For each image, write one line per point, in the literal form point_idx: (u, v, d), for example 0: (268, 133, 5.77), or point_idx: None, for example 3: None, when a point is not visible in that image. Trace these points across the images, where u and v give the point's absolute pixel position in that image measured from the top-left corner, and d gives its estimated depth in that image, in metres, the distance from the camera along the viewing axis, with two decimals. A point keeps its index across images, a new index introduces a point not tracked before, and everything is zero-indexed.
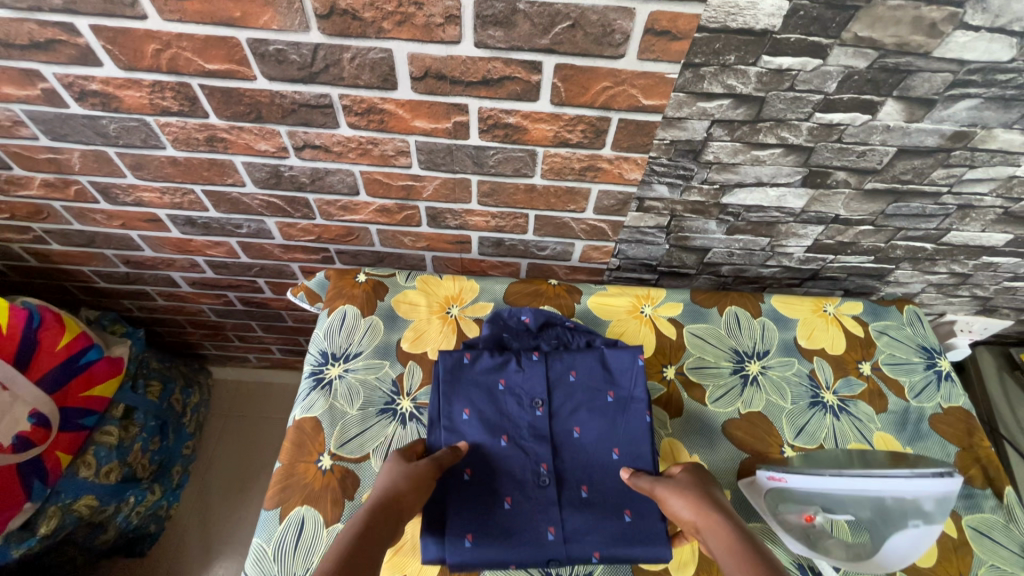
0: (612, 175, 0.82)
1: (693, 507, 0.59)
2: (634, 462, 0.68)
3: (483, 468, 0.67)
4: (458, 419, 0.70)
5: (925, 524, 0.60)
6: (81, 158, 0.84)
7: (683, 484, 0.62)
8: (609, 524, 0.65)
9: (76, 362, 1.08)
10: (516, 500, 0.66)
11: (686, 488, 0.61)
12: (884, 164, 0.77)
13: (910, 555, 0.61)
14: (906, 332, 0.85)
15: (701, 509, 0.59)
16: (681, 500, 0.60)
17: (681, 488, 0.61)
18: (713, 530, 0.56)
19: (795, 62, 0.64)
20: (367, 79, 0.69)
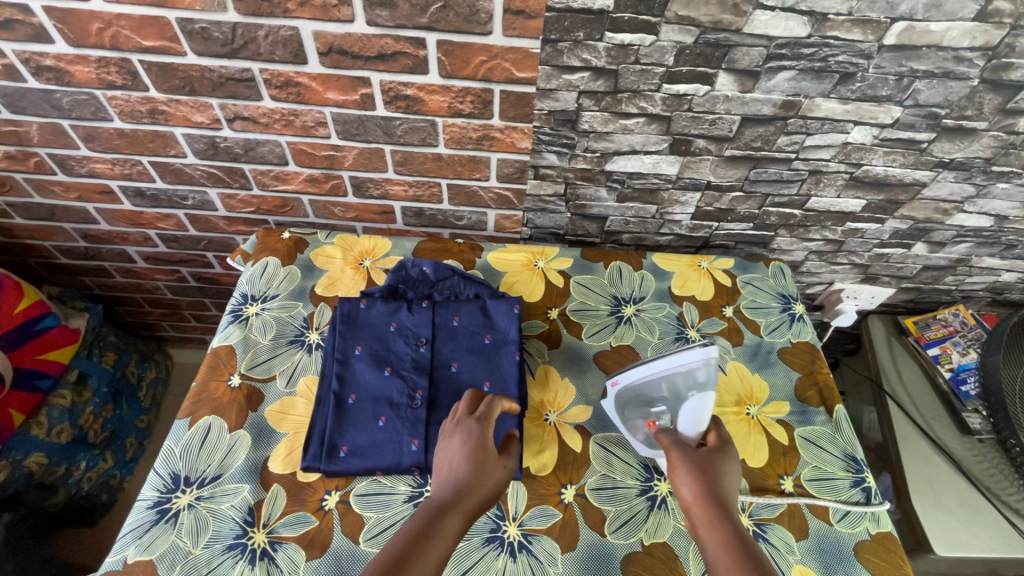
0: (505, 144, 0.94)
1: (697, 487, 0.58)
2: (501, 393, 0.76)
3: (365, 393, 0.74)
4: (348, 351, 0.77)
5: (699, 394, 0.67)
6: (39, 130, 0.96)
7: (695, 461, 0.61)
8: None
9: (33, 327, 1.17)
10: (390, 419, 0.72)
11: (698, 467, 0.60)
12: (734, 131, 0.90)
13: (701, 431, 0.67)
14: (768, 282, 0.97)
15: (703, 494, 0.58)
16: (690, 480, 0.59)
17: (695, 466, 0.61)
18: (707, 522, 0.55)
19: (634, 38, 0.77)
20: (281, 54, 0.81)
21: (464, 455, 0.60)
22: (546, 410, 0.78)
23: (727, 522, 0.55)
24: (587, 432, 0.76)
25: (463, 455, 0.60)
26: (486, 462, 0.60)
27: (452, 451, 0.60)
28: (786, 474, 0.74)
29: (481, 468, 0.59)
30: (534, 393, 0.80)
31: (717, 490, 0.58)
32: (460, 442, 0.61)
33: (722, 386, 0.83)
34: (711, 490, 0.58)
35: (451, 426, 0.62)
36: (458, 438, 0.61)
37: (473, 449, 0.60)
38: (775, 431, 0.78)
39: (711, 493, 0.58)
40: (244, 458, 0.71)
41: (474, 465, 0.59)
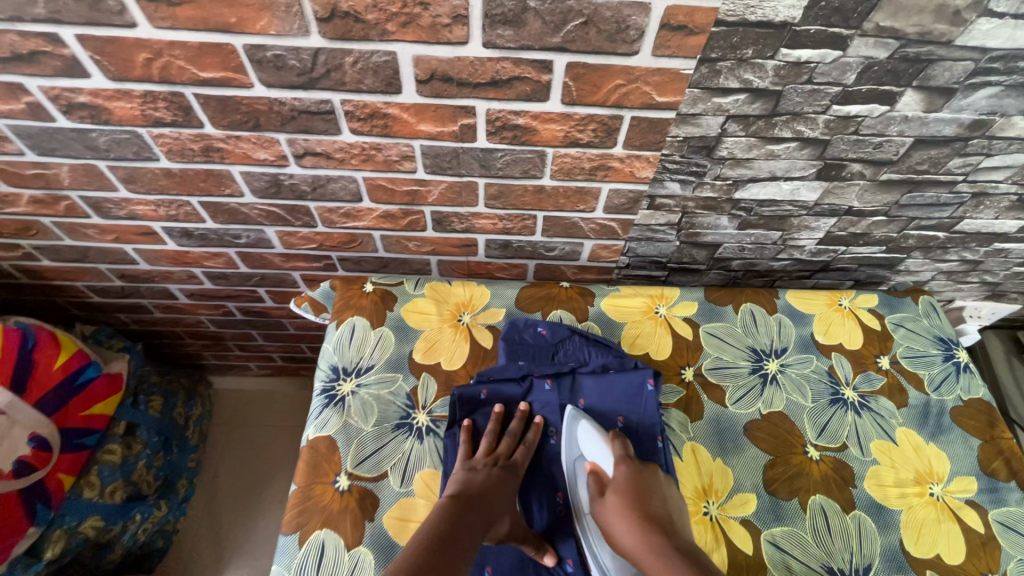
0: (623, 174, 0.79)
1: (641, 540, 0.57)
2: None
3: None
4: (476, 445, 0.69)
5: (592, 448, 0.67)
6: (71, 172, 0.81)
7: (626, 512, 0.60)
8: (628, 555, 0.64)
9: (74, 382, 1.05)
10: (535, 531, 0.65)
11: (632, 520, 0.59)
12: (900, 154, 0.76)
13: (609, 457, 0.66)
14: (923, 324, 0.84)
15: (650, 546, 0.56)
16: (633, 531, 0.58)
17: (630, 518, 0.59)
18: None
19: (815, 54, 0.62)
20: (370, 83, 0.66)
21: (490, 481, 0.63)
22: (704, 501, 0.68)
23: (691, 572, 0.53)
24: (755, 528, 0.66)
25: (492, 483, 0.62)
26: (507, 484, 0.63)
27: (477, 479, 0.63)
28: (990, 572, 0.65)
29: (503, 490, 0.63)
30: (687, 480, 0.69)
31: (666, 537, 0.57)
32: (487, 475, 0.63)
33: (896, 460, 0.72)
34: (659, 540, 0.56)
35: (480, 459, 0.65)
36: (484, 470, 0.64)
37: (502, 473, 0.64)
38: (968, 516, 0.68)
39: (659, 548, 0.56)
40: None
41: (499, 482, 0.63)
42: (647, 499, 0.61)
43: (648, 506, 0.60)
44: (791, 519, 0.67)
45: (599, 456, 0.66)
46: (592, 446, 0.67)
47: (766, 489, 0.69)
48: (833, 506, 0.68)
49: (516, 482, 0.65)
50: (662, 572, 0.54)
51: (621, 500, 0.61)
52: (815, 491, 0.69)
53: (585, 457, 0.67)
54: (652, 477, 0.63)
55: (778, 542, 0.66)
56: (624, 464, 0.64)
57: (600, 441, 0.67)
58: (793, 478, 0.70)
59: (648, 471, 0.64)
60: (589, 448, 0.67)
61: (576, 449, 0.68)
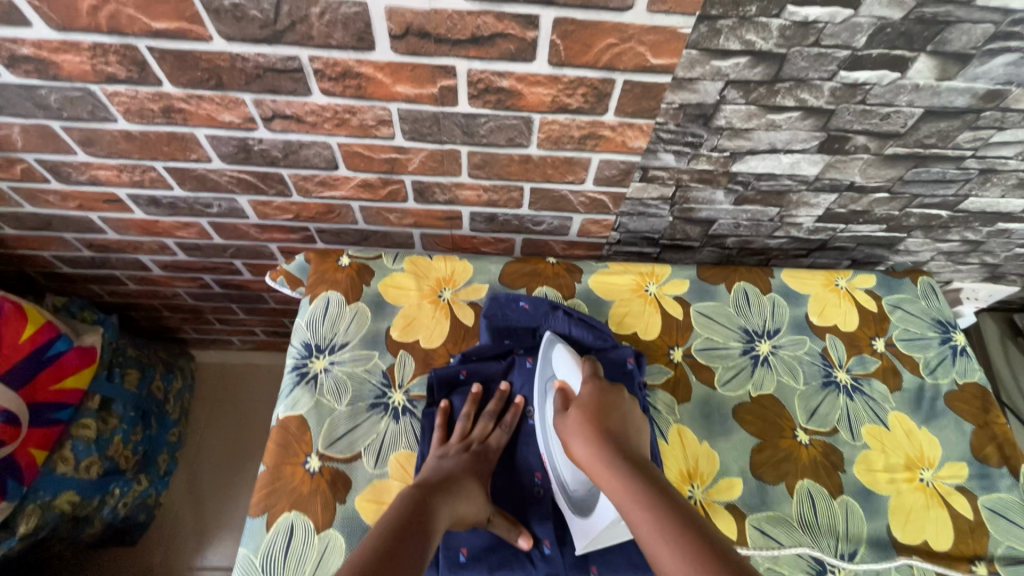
0: (614, 144, 0.75)
1: (595, 454, 0.55)
2: None
3: None
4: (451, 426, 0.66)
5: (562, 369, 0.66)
6: (23, 133, 0.75)
7: (583, 425, 0.58)
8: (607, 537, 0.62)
9: (43, 355, 1.01)
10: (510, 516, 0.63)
11: (587, 432, 0.57)
12: (908, 127, 0.71)
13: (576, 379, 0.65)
14: (920, 306, 0.82)
15: (603, 460, 0.55)
16: (587, 446, 0.56)
17: (585, 432, 0.57)
18: (622, 495, 0.51)
19: (823, 13, 0.57)
20: (340, 38, 0.61)
21: (460, 464, 0.61)
22: (689, 485, 0.66)
23: (640, 485, 0.51)
24: (740, 513, 0.64)
25: (462, 467, 0.60)
26: (478, 470, 0.61)
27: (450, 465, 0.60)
28: (977, 559, 0.64)
29: (473, 474, 0.60)
30: (671, 464, 0.67)
31: (620, 450, 0.55)
32: (460, 461, 0.61)
33: (887, 445, 0.70)
34: (612, 454, 0.55)
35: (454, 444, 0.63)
36: (456, 455, 0.62)
37: (473, 458, 0.62)
38: (957, 503, 0.67)
39: (609, 461, 0.54)
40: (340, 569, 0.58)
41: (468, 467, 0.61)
42: (606, 411, 0.59)
43: (606, 419, 0.58)
44: (776, 504, 0.65)
45: (570, 375, 0.65)
46: (564, 366, 0.65)
47: (753, 473, 0.67)
48: (821, 492, 0.66)
49: (488, 468, 0.62)
50: (613, 484, 0.53)
51: (580, 415, 0.59)
52: (803, 476, 0.67)
53: (557, 376, 0.66)
54: (616, 396, 0.61)
55: (765, 528, 0.64)
56: (589, 382, 0.62)
57: (573, 362, 0.65)
58: (781, 463, 0.68)
59: (614, 389, 0.61)
60: (560, 368, 0.66)
61: (548, 369, 0.67)
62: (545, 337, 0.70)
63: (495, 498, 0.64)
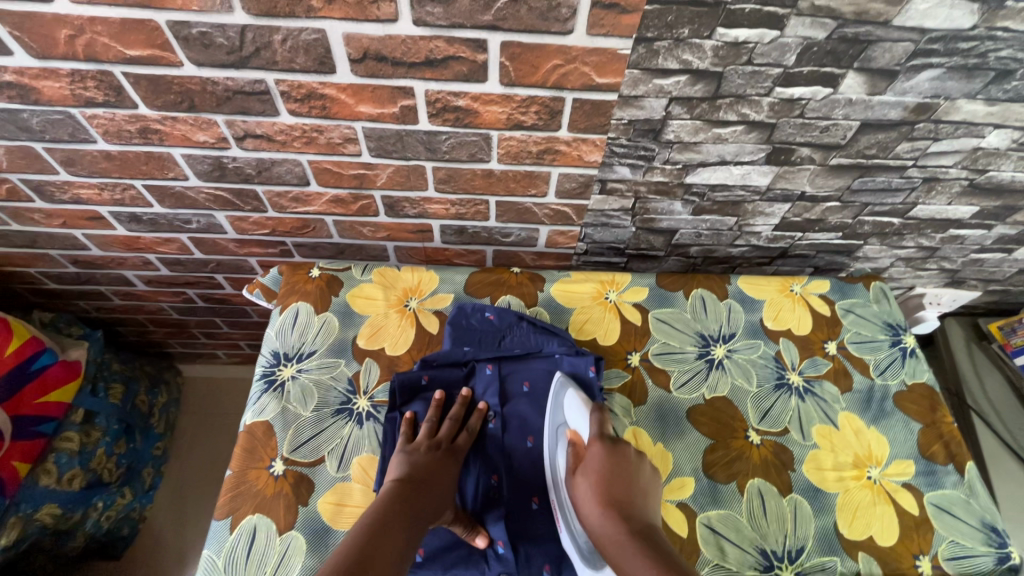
0: (571, 158, 0.78)
1: (601, 525, 0.55)
2: None
3: None
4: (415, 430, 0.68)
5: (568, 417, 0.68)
6: (7, 155, 0.79)
7: (591, 495, 0.57)
8: (562, 533, 0.64)
9: (28, 369, 1.03)
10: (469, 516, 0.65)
11: (594, 503, 0.57)
12: (848, 138, 0.75)
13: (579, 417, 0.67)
14: (873, 309, 0.85)
15: (612, 533, 0.54)
16: (595, 516, 0.56)
17: (594, 502, 0.57)
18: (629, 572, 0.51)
19: (752, 34, 0.61)
20: (302, 62, 0.65)
21: (429, 460, 0.62)
22: None
23: (644, 557, 0.51)
24: (691, 512, 0.66)
25: (428, 465, 0.62)
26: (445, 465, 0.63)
27: (419, 462, 0.61)
28: (921, 553, 0.66)
29: (441, 472, 0.62)
30: None
31: (629, 520, 0.54)
32: (431, 458, 0.62)
33: (836, 444, 0.72)
34: (620, 525, 0.54)
35: (425, 442, 0.64)
36: (423, 451, 0.63)
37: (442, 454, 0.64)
38: (903, 499, 0.69)
39: (617, 533, 0.54)
40: (300, 568, 0.60)
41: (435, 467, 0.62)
42: (613, 480, 0.58)
43: (614, 487, 0.58)
44: (727, 502, 0.67)
45: (580, 425, 0.66)
46: (575, 415, 0.67)
47: (704, 473, 0.69)
48: (770, 490, 0.68)
49: (454, 465, 0.64)
50: (619, 557, 0.52)
51: (588, 483, 0.58)
52: (754, 475, 0.69)
53: (569, 426, 0.68)
54: (626, 460, 0.60)
55: (714, 525, 0.66)
56: (596, 441, 0.61)
57: (581, 410, 0.66)
58: (732, 462, 0.70)
59: (620, 448, 0.61)
60: (571, 416, 0.67)
61: (559, 416, 0.69)
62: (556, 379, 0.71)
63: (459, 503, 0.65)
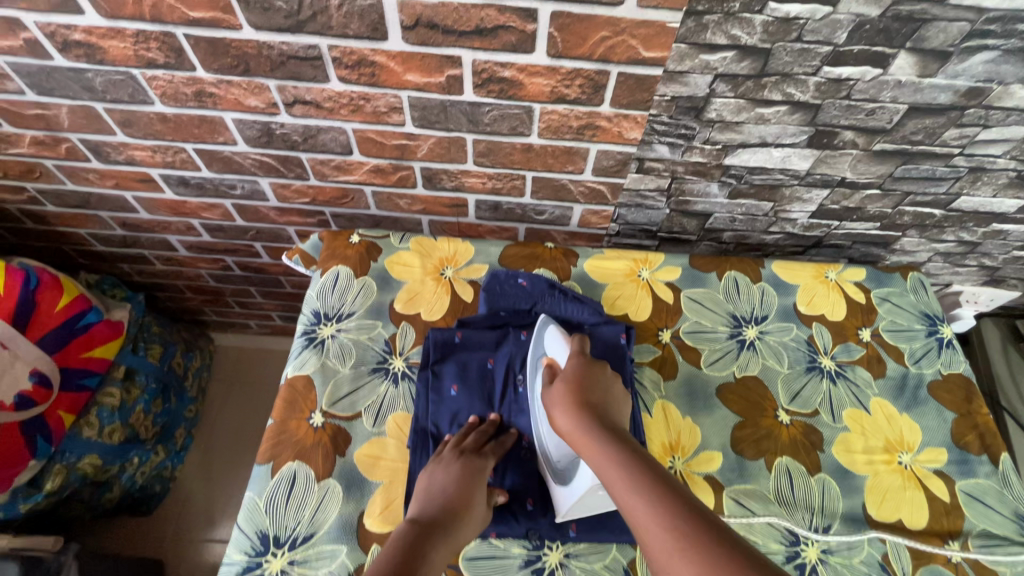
0: (611, 134, 0.79)
1: (575, 425, 0.58)
2: None
3: None
4: (447, 390, 0.70)
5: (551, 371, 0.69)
6: (70, 114, 0.83)
7: (563, 398, 0.61)
8: None
9: (75, 325, 1.08)
10: (499, 475, 0.66)
11: (568, 405, 0.60)
12: (894, 123, 0.74)
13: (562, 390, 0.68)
14: (910, 299, 0.84)
15: (583, 431, 0.57)
16: (567, 416, 0.59)
17: (565, 404, 0.60)
18: (594, 455, 0.55)
19: (804, 9, 0.61)
20: (356, 28, 0.67)
21: (456, 474, 0.61)
22: (670, 456, 0.69)
23: (613, 445, 0.55)
24: (718, 485, 0.67)
25: (453, 478, 0.60)
26: (474, 477, 0.60)
27: (445, 480, 0.60)
28: (950, 539, 0.66)
29: (471, 483, 0.60)
30: (655, 436, 0.70)
31: (601, 420, 0.58)
32: (458, 470, 0.61)
33: (867, 428, 0.72)
34: (592, 425, 0.58)
35: (451, 456, 0.63)
36: (448, 464, 0.62)
37: (469, 463, 0.62)
38: (933, 485, 0.69)
39: (587, 426, 0.57)
40: (336, 513, 0.62)
41: (463, 480, 0.60)
42: (588, 387, 0.62)
43: (587, 393, 0.61)
44: (754, 478, 0.68)
45: (558, 352, 0.68)
46: (554, 343, 0.68)
47: (732, 449, 0.70)
48: (798, 468, 0.69)
49: (484, 473, 0.62)
50: (589, 447, 0.56)
51: (562, 387, 0.62)
52: (782, 454, 0.70)
53: (546, 354, 0.69)
54: (597, 369, 0.64)
55: (741, 500, 0.66)
56: (574, 357, 0.65)
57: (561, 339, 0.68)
58: (761, 440, 0.70)
59: (596, 365, 0.65)
60: (550, 346, 0.69)
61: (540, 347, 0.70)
62: (539, 320, 0.73)
63: (494, 483, 0.66)
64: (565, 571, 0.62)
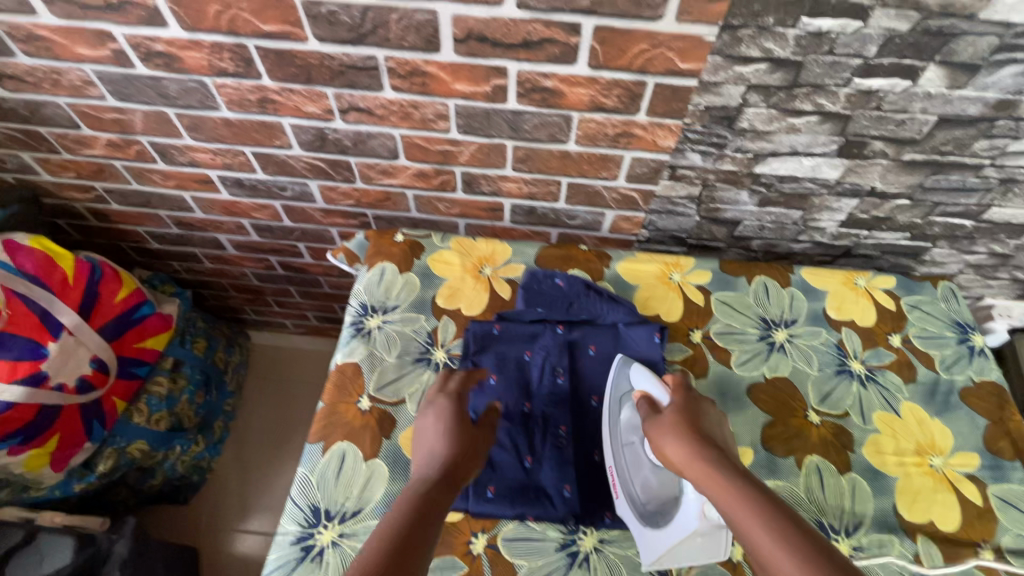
0: (645, 142, 0.83)
1: (682, 444, 0.61)
2: None
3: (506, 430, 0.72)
4: (487, 379, 0.74)
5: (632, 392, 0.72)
6: (143, 118, 0.90)
7: (677, 424, 0.63)
8: None
9: (132, 316, 1.14)
10: (536, 460, 0.69)
11: (676, 432, 0.62)
12: (923, 133, 0.77)
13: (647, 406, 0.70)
14: (940, 307, 0.85)
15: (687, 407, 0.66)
16: (676, 441, 0.61)
17: (678, 429, 0.62)
18: (712, 486, 0.56)
19: (835, 24, 0.64)
20: (412, 41, 0.72)
21: (439, 414, 0.64)
22: None
23: (730, 477, 0.55)
24: None
25: (438, 419, 0.64)
26: (467, 442, 0.62)
27: (431, 423, 0.64)
28: (982, 542, 0.66)
29: (452, 421, 0.63)
30: None
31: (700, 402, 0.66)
32: (438, 413, 0.64)
33: (898, 431, 0.73)
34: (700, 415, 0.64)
35: (430, 400, 0.66)
36: (430, 407, 0.65)
37: (456, 423, 0.63)
38: (966, 489, 0.69)
39: (702, 454, 0.59)
40: (384, 491, 0.66)
41: (454, 444, 0.61)
42: (695, 415, 0.64)
43: (693, 422, 0.63)
44: (784, 475, 0.69)
45: (649, 387, 0.70)
46: (638, 377, 0.71)
47: (763, 446, 0.71)
48: (829, 466, 0.70)
49: (461, 406, 0.65)
50: (706, 477, 0.57)
51: (672, 416, 0.64)
52: (813, 452, 0.71)
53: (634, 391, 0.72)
54: (697, 403, 0.66)
55: (771, 494, 0.68)
56: (682, 388, 0.67)
57: (652, 378, 0.70)
58: (791, 438, 0.72)
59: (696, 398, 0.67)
60: (640, 381, 0.71)
61: (624, 384, 0.73)
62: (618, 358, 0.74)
63: (534, 468, 0.69)
64: (600, 556, 0.65)
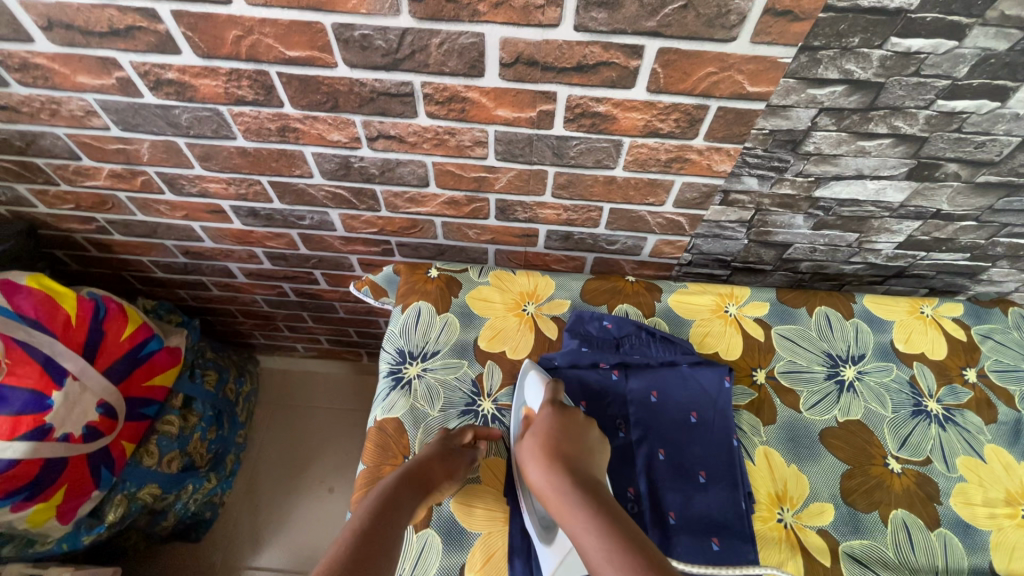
0: (699, 167, 0.77)
1: (546, 480, 0.59)
2: (722, 489, 0.65)
3: None
4: (517, 408, 0.71)
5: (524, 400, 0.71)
6: (151, 148, 0.83)
7: (538, 454, 0.62)
8: (696, 551, 0.62)
9: (139, 354, 1.07)
10: None
11: (539, 460, 0.61)
12: (1003, 155, 0.71)
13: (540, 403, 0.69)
14: (1014, 336, 0.80)
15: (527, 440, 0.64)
16: (542, 472, 0.60)
17: (540, 461, 0.61)
18: (570, 524, 0.55)
19: (927, 44, 0.58)
20: (453, 66, 0.65)
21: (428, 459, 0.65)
22: (780, 507, 0.66)
23: (590, 514, 0.54)
24: (833, 539, 0.64)
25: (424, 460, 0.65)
26: (427, 480, 0.63)
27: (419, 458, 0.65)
28: None
29: (434, 467, 0.64)
30: (760, 486, 0.68)
31: (558, 418, 0.64)
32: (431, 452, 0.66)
33: (983, 478, 0.69)
34: (545, 442, 0.62)
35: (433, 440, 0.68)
36: (429, 445, 0.67)
37: (428, 460, 0.64)
38: None
39: (559, 486, 0.58)
40: (437, 565, 0.64)
41: (414, 480, 0.62)
42: (559, 436, 0.62)
43: (561, 446, 0.62)
44: (870, 533, 0.65)
45: (535, 399, 0.69)
46: (532, 391, 0.70)
47: (844, 500, 0.67)
48: (916, 522, 0.66)
49: (449, 461, 0.65)
50: (563, 511, 0.56)
51: (534, 441, 0.63)
52: (897, 505, 0.66)
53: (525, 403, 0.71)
54: (575, 423, 0.64)
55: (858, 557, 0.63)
56: (547, 406, 0.66)
57: (539, 385, 0.70)
58: (873, 491, 0.67)
59: (571, 414, 0.65)
60: (530, 395, 0.70)
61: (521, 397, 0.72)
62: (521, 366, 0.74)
63: None
64: None
